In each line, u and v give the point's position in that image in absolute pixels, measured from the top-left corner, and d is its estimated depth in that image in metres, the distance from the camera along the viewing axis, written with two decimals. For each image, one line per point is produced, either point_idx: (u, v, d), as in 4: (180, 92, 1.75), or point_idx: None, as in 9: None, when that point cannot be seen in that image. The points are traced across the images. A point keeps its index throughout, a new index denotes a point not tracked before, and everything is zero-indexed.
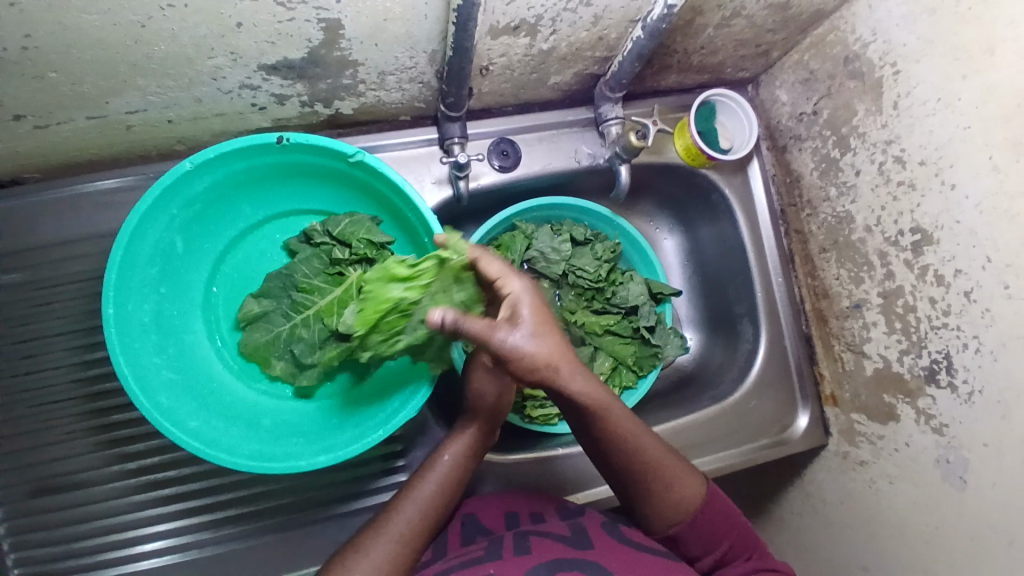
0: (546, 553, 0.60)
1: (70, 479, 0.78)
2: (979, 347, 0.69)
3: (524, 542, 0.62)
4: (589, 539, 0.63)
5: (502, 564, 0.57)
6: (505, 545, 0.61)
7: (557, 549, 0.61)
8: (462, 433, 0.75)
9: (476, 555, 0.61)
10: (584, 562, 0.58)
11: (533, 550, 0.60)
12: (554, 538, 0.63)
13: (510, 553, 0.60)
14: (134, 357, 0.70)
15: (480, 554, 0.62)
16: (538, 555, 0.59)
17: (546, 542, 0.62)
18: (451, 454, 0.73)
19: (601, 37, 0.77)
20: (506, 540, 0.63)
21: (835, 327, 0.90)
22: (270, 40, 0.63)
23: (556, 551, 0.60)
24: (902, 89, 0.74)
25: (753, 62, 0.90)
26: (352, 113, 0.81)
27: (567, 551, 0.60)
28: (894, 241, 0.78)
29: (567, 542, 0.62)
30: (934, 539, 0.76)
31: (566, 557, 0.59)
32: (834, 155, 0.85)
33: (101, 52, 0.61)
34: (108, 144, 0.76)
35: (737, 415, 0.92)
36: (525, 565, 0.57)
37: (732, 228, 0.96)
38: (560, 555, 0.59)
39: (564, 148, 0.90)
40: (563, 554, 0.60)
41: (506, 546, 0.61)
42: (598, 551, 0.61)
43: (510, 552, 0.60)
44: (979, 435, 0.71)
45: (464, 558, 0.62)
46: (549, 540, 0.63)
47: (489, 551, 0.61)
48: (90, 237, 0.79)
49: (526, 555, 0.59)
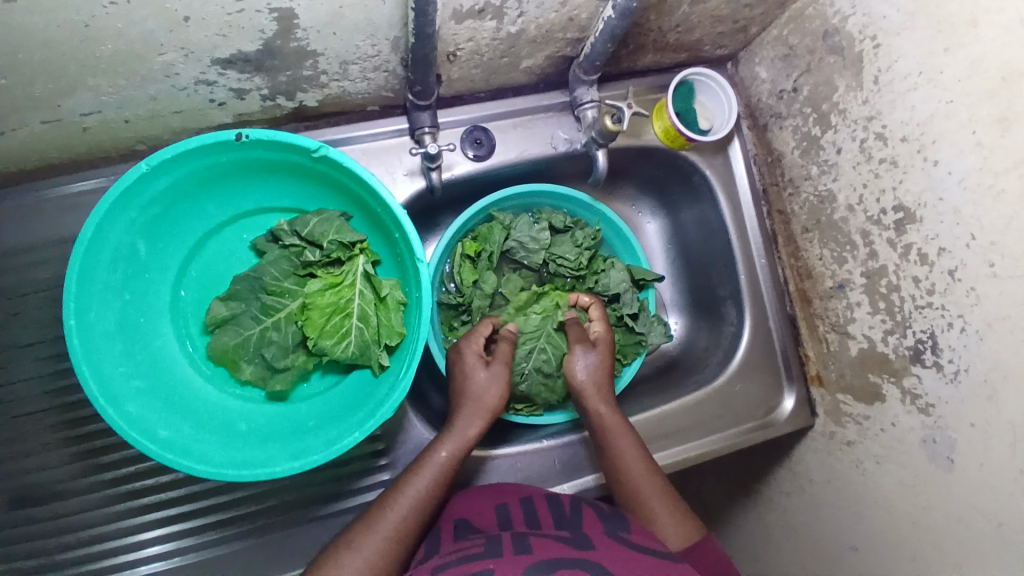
0: (545, 551, 0.57)
1: (47, 491, 0.76)
2: (964, 327, 0.68)
3: (523, 540, 0.59)
4: (588, 539, 0.61)
5: (501, 562, 0.55)
6: (501, 544, 0.59)
7: (558, 547, 0.58)
8: (462, 430, 0.74)
9: (472, 553, 0.59)
10: (586, 560, 0.56)
11: (532, 548, 0.58)
12: (553, 538, 0.61)
13: (508, 550, 0.58)
14: (100, 367, 0.68)
15: (475, 551, 0.59)
16: (537, 553, 0.57)
17: (545, 541, 0.60)
18: (447, 451, 0.72)
19: (572, 17, 0.74)
20: (503, 541, 0.60)
21: (819, 308, 0.89)
22: (221, 32, 0.60)
23: (556, 549, 0.58)
24: (883, 63, 0.72)
25: (731, 38, 0.87)
26: (318, 105, 0.78)
27: (567, 549, 0.58)
28: (877, 220, 0.77)
29: (566, 542, 0.60)
30: (921, 519, 0.76)
31: (567, 554, 0.57)
32: (815, 132, 0.83)
33: (47, 54, 0.58)
34: (64, 147, 0.73)
35: (721, 401, 0.91)
36: (526, 562, 0.55)
37: (714, 211, 0.94)
38: (560, 553, 0.57)
39: (539, 134, 0.88)
40: (562, 552, 0.57)
41: (504, 544, 0.59)
42: (598, 551, 0.59)
43: (510, 550, 0.58)
44: (966, 415, 0.70)
45: (459, 554, 0.59)
46: (548, 539, 0.61)
47: (485, 550, 0.59)
48: (52, 243, 0.77)
49: (526, 552, 0.57)
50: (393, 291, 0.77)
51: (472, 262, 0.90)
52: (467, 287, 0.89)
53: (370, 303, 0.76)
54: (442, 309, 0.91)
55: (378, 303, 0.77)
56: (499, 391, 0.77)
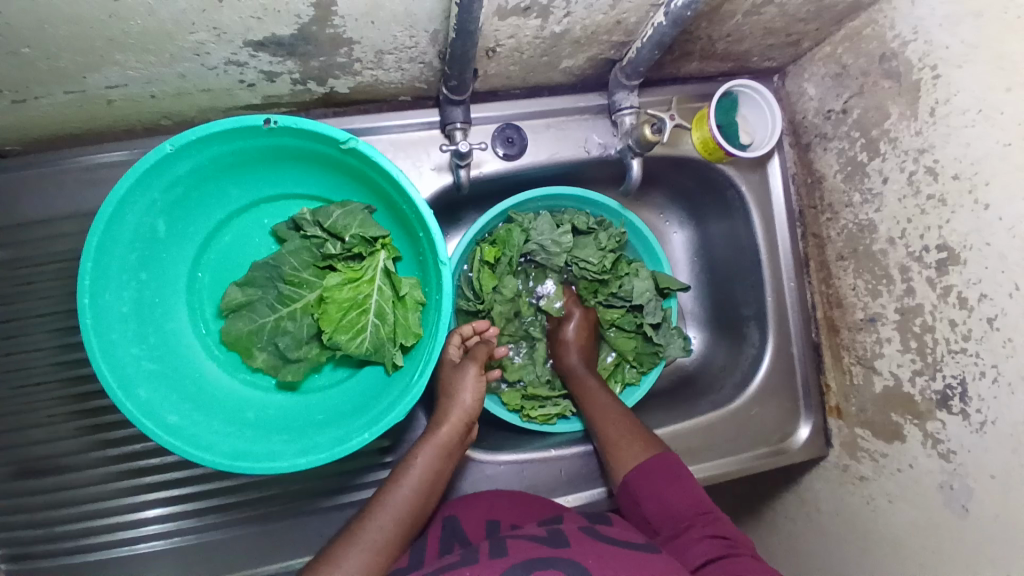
0: (520, 553, 0.56)
1: (51, 463, 0.76)
2: (997, 377, 0.66)
3: (500, 544, 0.59)
4: (563, 536, 0.60)
5: (476, 567, 0.54)
6: (479, 549, 0.59)
7: (533, 547, 0.58)
8: (434, 433, 0.72)
9: (449, 562, 0.58)
10: (560, 558, 0.55)
11: (509, 551, 0.57)
12: (529, 538, 0.60)
13: (485, 555, 0.57)
14: (111, 348, 0.67)
15: (453, 560, 0.59)
16: (513, 555, 0.56)
17: (522, 543, 0.59)
18: (423, 456, 0.71)
19: (619, 21, 0.70)
20: (481, 546, 0.60)
21: (846, 339, 0.86)
22: (255, 15, 0.58)
23: (531, 550, 0.57)
24: (942, 94, 0.68)
25: (781, 51, 0.83)
26: (349, 92, 0.76)
27: (541, 548, 0.57)
28: (918, 256, 0.73)
29: (541, 541, 0.59)
30: (928, 563, 0.74)
31: (542, 554, 0.56)
32: (861, 158, 0.79)
33: (73, 28, 0.56)
34: (88, 119, 0.71)
35: (735, 424, 0.89)
36: (500, 566, 0.54)
37: (746, 227, 0.91)
38: (535, 553, 0.56)
39: (572, 137, 0.85)
40: (537, 552, 0.57)
41: (481, 549, 0.59)
42: (572, 547, 0.58)
43: (485, 555, 0.57)
44: (987, 466, 0.68)
45: (438, 565, 0.59)
46: (524, 540, 0.60)
47: (463, 557, 0.58)
48: (71, 215, 0.75)
49: (501, 556, 0.56)
50: (412, 290, 0.75)
51: (491, 267, 0.88)
52: (486, 292, 0.87)
53: (387, 301, 0.75)
54: (460, 313, 0.90)
55: (396, 301, 0.76)
56: (473, 389, 0.76)
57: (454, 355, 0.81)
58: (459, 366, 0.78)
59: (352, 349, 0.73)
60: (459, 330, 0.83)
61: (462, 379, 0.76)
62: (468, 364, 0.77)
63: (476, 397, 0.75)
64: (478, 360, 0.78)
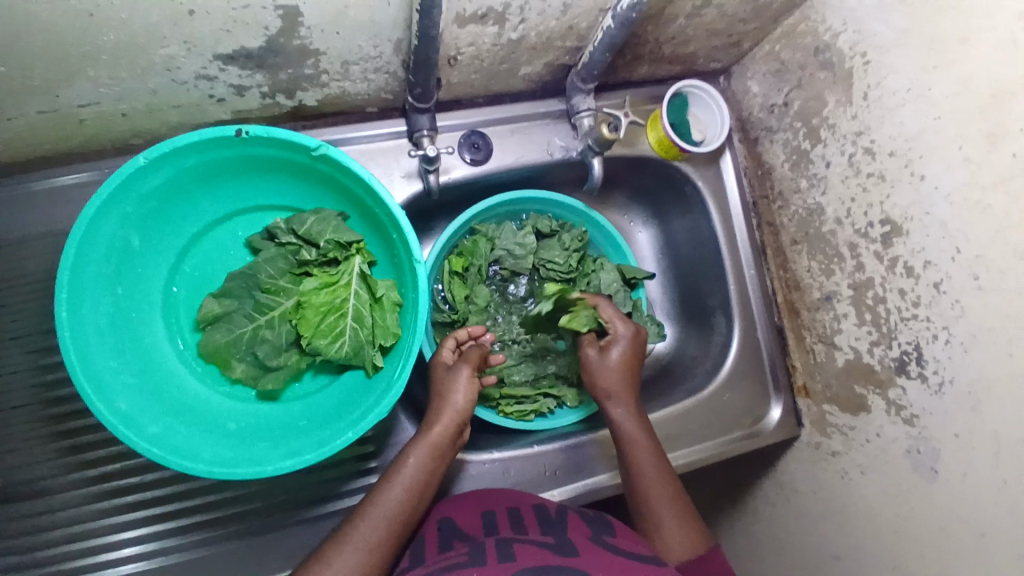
0: (529, 559, 0.56)
1: (27, 489, 0.74)
2: (949, 339, 0.70)
3: (508, 548, 0.58)
4: (573, 545, 0.60)
5: (486, 569, 0.54)
6: (487, 551, 0.58)
7: (542, 554, 0.57)
8: (427, 433, 0.73)
9: (455, 562, 0.58)
10: (570, 567, 0.55)
11: (516, 555, 0.57)
12: (537, 545, 0.60)
13: (492, 557, 0.57)
14: (89, 361, 0.66)
15: (459, 560, 0.58)
16: (523, 560, 0.56)
17: (530, 549, 0.59)
18: (414, 457, 0.71)
19: (572, 26, 0.75)
20: (488, 548, 0.59)
21: (806, 319, 0.90)
22: (225, 27, 0.60)
23: (540, 556, 0.57)
24: (873, 80, 0.74)
25: (725, 52, 0.90)
26: (317, 104, 0.79)
27: (552, 556, 0.57)
28: (864, 232, 0.79)
29: (550, 549, 0.59)
30: (904, 528, 0.77)
31: (552, 563, 0.56)
32: (805, 146, 0.85)
33: (46, 43, 0.57)
34: (58, 139, 0.72)
35: (709, 409, 0.92)
36: (510, 570, 0.54)
37: (705, 221, 0.96)
38: (544, 560, 0.56)
39: (536, 141, 0.89)
40: (547, 559, 0.56)
41: (488, 551, 0.58)
42: (583, 557, 0.58)
43: (493, 557, 0.57)
44: (949, 426, 0.72)
45: (442, 564, 0.58)
46: (532, 546, 0.60)
47: (469, 558, 0.58)
48: (42, 236, 0.75)
49: (510, 561, 0.56)
50: (388, 292, 0.77)
51: (462, 277, 0.91)
52: (460, 302, 0.89)
53: (365, 304, 0.76)
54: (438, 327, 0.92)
55: (373, 304, 0.77)
56: (468, 391, 0.76)
57: (448, 359, 0.81)
58: (452, 368, 0.78)
59: (332, 353, 0.74)
60: (454, 335, 0.83)
61: (455, 380, 0.77)
62: (461, 366, 0.77)
63: (469, 398, 0.76)
64: (472, 362, 0.78)
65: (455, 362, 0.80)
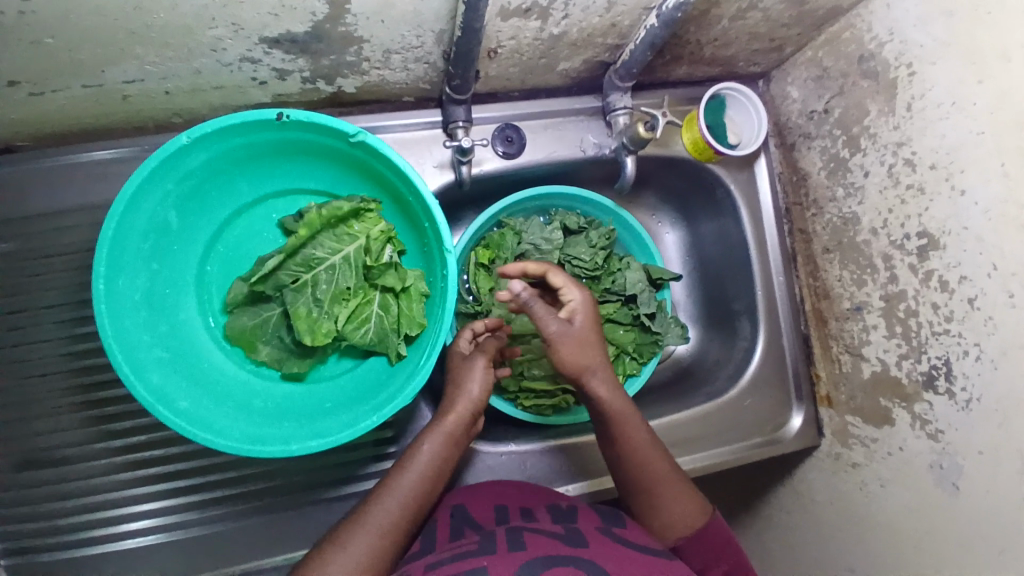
0: (538, 548, 0.57)
1: (56, 454, 0.77)
2: (979, 356, 0.69)
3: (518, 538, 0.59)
4: (582, 536, 0.61)
5: (494, 559, 0.54)
6: (498, 540, 0.59)
7: (550, 544, 0.58)
8: (443, 422, 0.73)
9: (466, 549, 0.59)
10: (581, 558, 0.55)
11: (526, 544, 0.57)
12: (547, 535, 0.60)
13: (502, 546, 0.57)
14: (125, 334, 0.68)
15: (470, 547, 0.59)
16: (532, 549, 0.56)
17: (540, 538, 0.59)
18: (431, 444, 0.72)
19: (614, 23, 0.75)
20: (498, 537, 0.60)
21: (834, 329, 0.89)
22: (273, 12, 0.61)
23: (548, 546, 0.57)
24: (917, 90, 0.73)
25: (766, 56, 0.88)
26: (355, 91, 0.79)
27: (560, 546, 0.57)
28: (899, 245, 0.77)
29: (558, 539, 0.59)
30: (922, 543, 0.76)
31: (561, 552, 0.56)
32: (843, 154, 0.84)
33: (97, 19, 0.58)
34: (102, 114, 0.73)
35: (729, 414, 0.91)
36: (519, 560, 0.54)
37: (735, 225, 0.95)
38: (552, 549, 0.57)
39: (569, 137, 0.89)
40: (556, 548, 0.57)
41: (499, 540, 0.59)
42: (592, 547, 0.58)
43: (503, 546, 0.57)
44: (975, 443, 0.71)
45: (454, 551, 0.59)
46: (542, 536, 0.60)
47: (480, 545, 0.59)
48: (81, 208, 0.77)
49: (520, 549, 0.56)
50: (415, 282, 0.78)
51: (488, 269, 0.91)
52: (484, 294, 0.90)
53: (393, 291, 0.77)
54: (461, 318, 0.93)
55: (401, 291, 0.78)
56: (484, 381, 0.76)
57: (464, 348, 0.82)
58: (470, 358, 0.79)
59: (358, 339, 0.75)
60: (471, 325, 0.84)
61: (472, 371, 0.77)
62: (478, 356, 0.78)
63: (484, 389, 0.76)
64: (489, 353, 0.79)
65: (471, 352, 0.80)
